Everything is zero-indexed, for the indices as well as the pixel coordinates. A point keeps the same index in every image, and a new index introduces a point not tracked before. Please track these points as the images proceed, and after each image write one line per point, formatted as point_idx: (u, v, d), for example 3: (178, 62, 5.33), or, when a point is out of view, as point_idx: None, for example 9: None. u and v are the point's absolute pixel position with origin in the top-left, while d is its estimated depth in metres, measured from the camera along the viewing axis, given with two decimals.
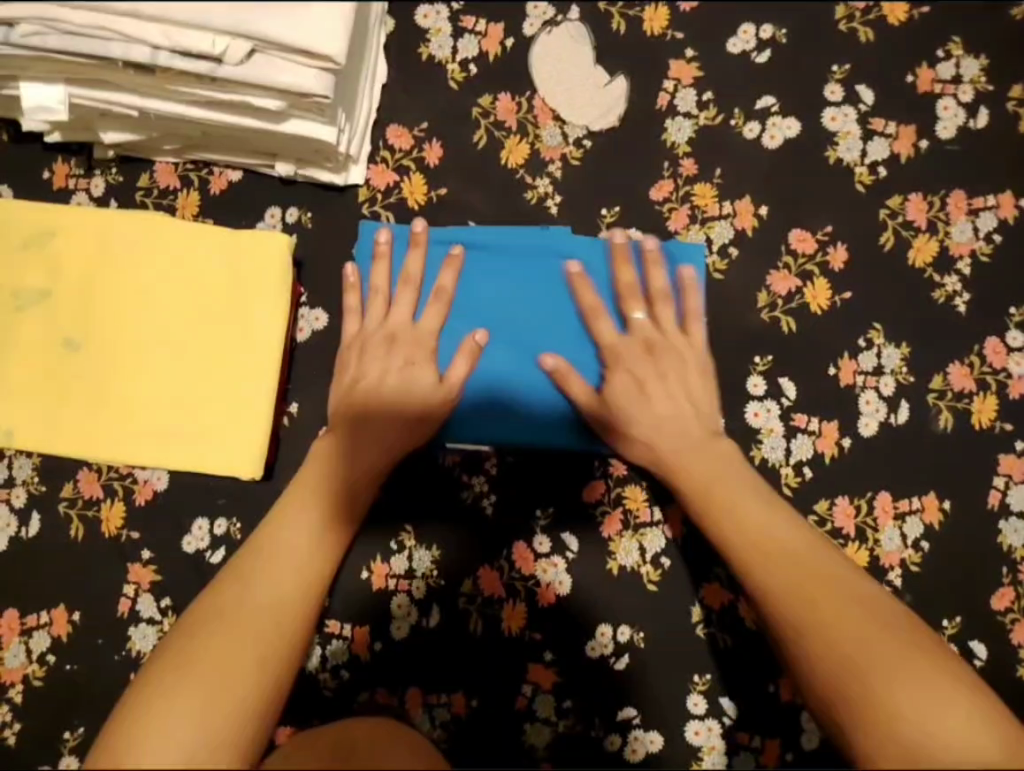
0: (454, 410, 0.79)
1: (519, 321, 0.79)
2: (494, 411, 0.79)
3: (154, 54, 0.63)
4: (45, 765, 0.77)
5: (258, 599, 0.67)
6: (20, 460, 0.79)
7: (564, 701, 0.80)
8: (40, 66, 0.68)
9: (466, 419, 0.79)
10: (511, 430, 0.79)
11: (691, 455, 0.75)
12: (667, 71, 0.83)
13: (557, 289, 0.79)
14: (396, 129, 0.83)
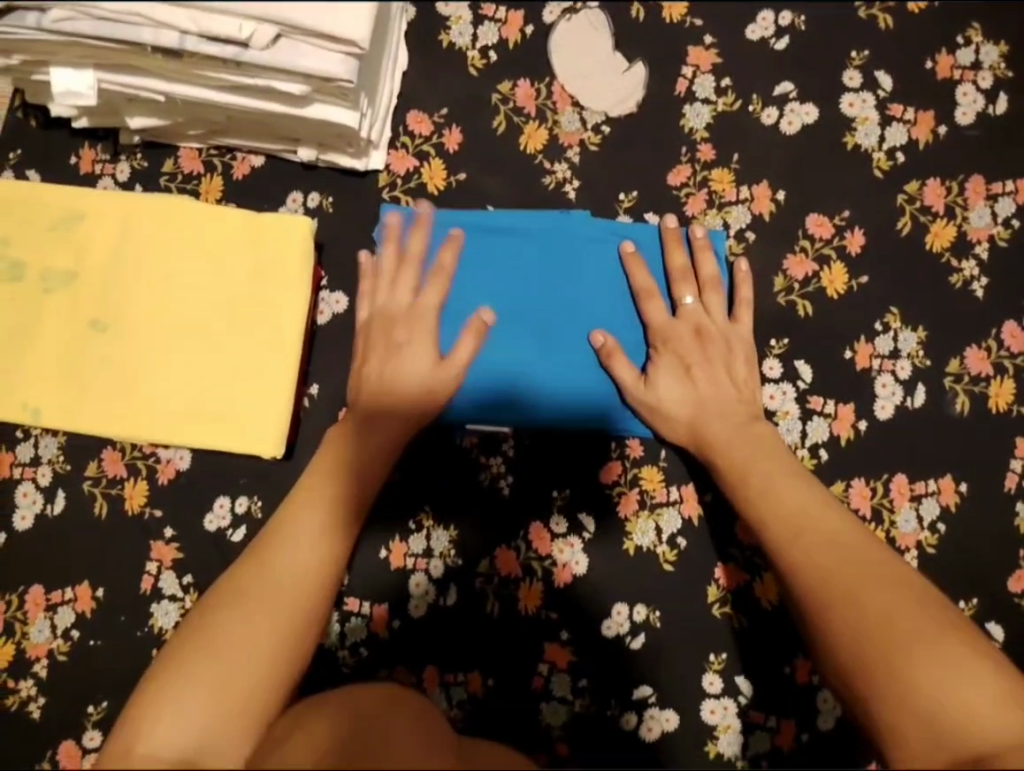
0: (473, 391, 0.80)
1: (540, 304, 0.80)
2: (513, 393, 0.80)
3: (182, 39, 0.64)
4: (69, 739, 0.79)
5: (275, 583, 0.68)
6: (46, 439, 0.81)
7: (580, 680, 0.81)
8: (70, 51, 0.69)
9: (485, 402, 0.80)
10: (530, 412, 0.80)
11: (716, 433, 0.76)
12: (686, 57, 0.84)
13: (577, 272, 0.80)
14: (416, 115, 0.84)
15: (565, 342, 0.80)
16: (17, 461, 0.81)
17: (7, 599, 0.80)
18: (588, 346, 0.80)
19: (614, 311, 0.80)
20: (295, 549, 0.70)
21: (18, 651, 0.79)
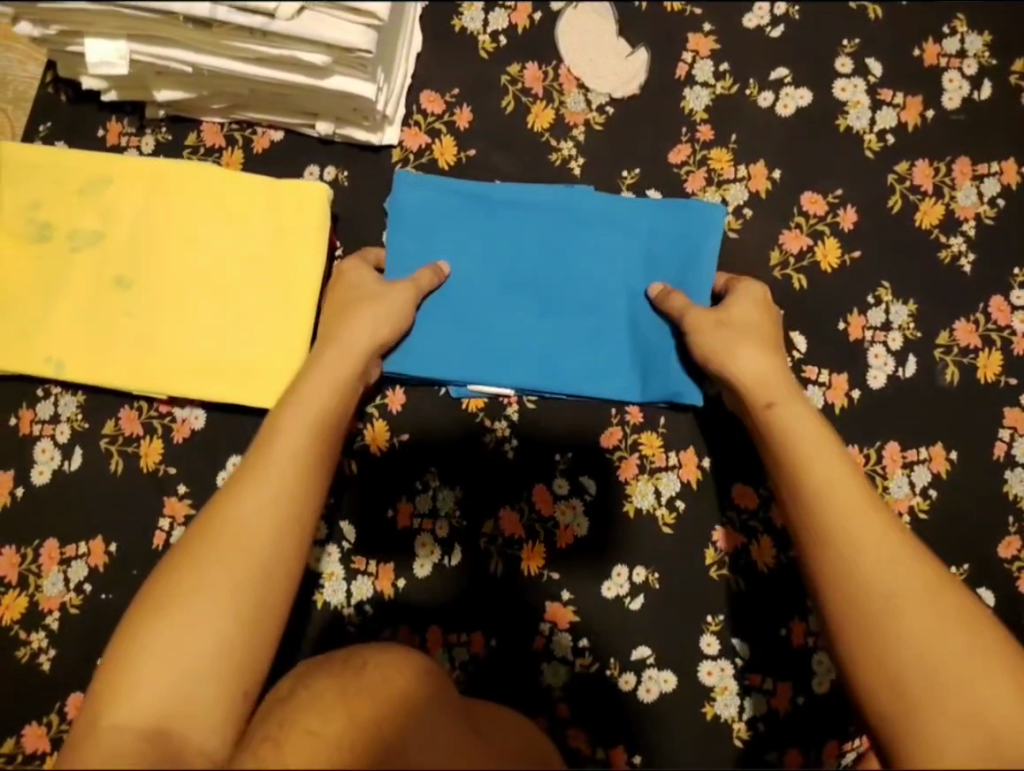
0: (480, 355, 0.81)
1: (546, 273, 0.83)
2: (519, 358, 0.82)
3: (212, 9, 0.67)
4: (77, 692, 0.79)
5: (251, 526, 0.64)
6: (65, 397, 0.83)
7: (581, 640, 0.83)
8: (104, 21, 0.72)
9: (491, 365, 0.81)
10: (536, 376, 0.81)
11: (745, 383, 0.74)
12: (686, 43, 0.88)
13: (582, 242, 0.83)
14: (429, 95, 0.88)
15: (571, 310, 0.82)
16: (37, 418, 0.83)
17: (22, 552, 0.81)
18: (594, 313, 0.82)
19: (610, 279, 0.83)
20: (255, 512, 0.64)
21: (31, 603, 0.80)
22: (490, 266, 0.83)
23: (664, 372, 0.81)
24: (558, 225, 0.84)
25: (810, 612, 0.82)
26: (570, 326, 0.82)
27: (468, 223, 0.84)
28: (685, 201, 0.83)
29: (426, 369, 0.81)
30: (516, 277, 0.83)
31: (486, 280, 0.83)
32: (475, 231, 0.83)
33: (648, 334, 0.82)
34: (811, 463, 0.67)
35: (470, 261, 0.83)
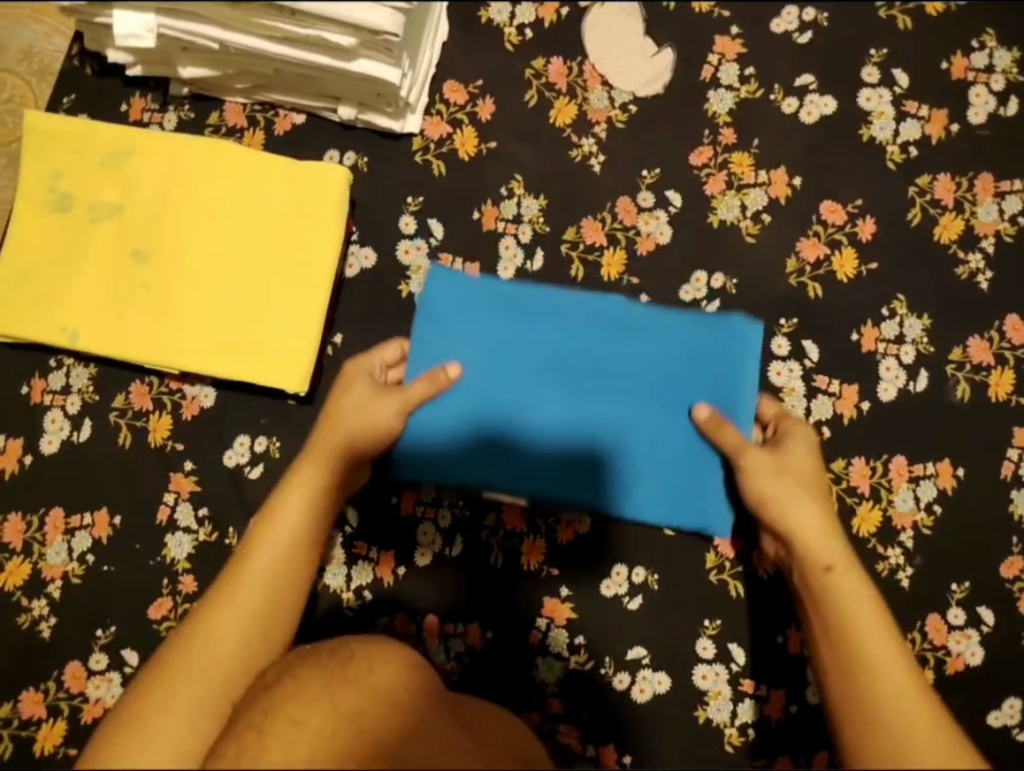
0: (496, 460, 0.80)
1: (569, 377, 0.81)
2: (535, 468, 0.80)
3: None
4: (75, 660, 0.80)
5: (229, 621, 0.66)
6: (77, 368, 0.84)
7: (577, 637, 0.83)
8: None
9: (506, 472, 0.80)
10: (551, 487, 0.80)
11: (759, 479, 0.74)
12: (712, 45, 0.87)
13: (607, 355, 0.81)
14: (452, 85, 0.88)
15: (590, 420, 0.81)
16: (48, 388, 0.84)
17: (27, 520, 0.82)
18: (615, 429, 0.81)
19: (656, 409, 0.81)
20: (248, 594, 0.67)
21: (33, 571, 0.81)
22: (515, 378, 0.81)
23: (700, 504, 0.80)
24: (592, 329, 0.82)
25: None
26: (597, 436, 0.81)
27: (495, 316, 0.82)
28: (714, 327, 0.81)
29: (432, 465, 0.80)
30: (542, 377, 0.81)
31: (510, 379, 0.81)
32: (502, 327, 0.82)
33: (685, 467, 0.80)
34: (846, 584, 0.66)
35: (496, 361, 0.82)
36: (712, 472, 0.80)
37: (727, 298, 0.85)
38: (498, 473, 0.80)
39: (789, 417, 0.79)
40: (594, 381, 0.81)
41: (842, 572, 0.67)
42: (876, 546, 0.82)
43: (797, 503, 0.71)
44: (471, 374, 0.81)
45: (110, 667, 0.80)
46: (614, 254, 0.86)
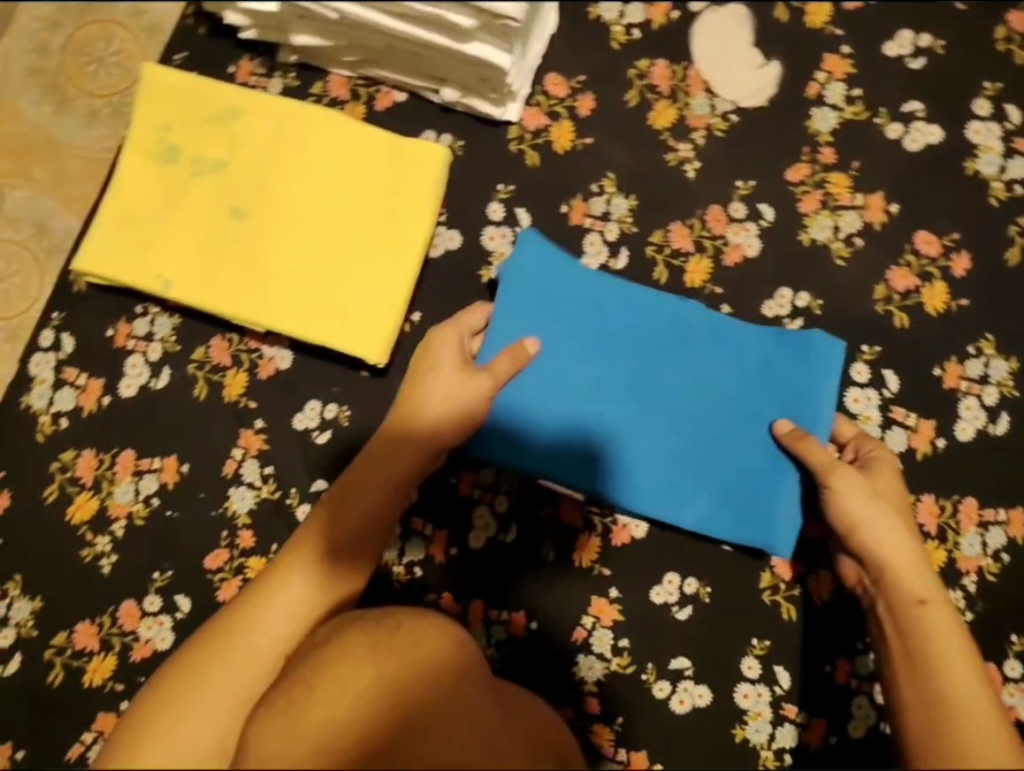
0: (560, 448, 0.80)
1: (644, 376, 0.81)
2: (598, 462, 0.80)
3: None
4: (131, 599, 0.82)
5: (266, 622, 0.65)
6: (161, 317, 0.85)
7: (621, 640, 0.83)
8: None
9: (568, 461, 0.80)
10: (613, 484, 0.80)
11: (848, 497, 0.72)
12: (822, 62, 0.86)
13: (686, 356, 0.81)
14: (554, 78, 0.87)
15: (660, 421, 0.80)
16: (132, 334, 0.85)
17: (100, 457, 0.84)
18: (685, 434, 0.80)
19: (733, 423, 0.80)
20: (295, 587, 0.67)
21: (100, 508, 0.83)
22: (592, 378, 0.81)
23: (769, 524, 0.79)
24: (671, 334, 0.82)
25: (858, 653, 0.81)
26: (670, 443, 0.80)
27: (575, 311, 0.82)
28: (799, 340, 0.81)
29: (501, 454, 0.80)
30: (617, 379, 0.81)
31: (586, 370, 0.81)
32: (583, 324, 0.82)
33: (752, 481, 0.80)
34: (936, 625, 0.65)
35: (572, 353, 0.81)
36: (781, 488, 0.79)
37: (810, 318, 0.84)
38: (560, 461, 0.80)
39: (868, 441, 0.78)
40: (670, 388, 0.81)
41: (936, 607, 0.66)
42: None
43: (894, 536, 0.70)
44: (545, 360, 0.81)
45: (163, 610, 0.82)
46: (699, 262, 0.85)
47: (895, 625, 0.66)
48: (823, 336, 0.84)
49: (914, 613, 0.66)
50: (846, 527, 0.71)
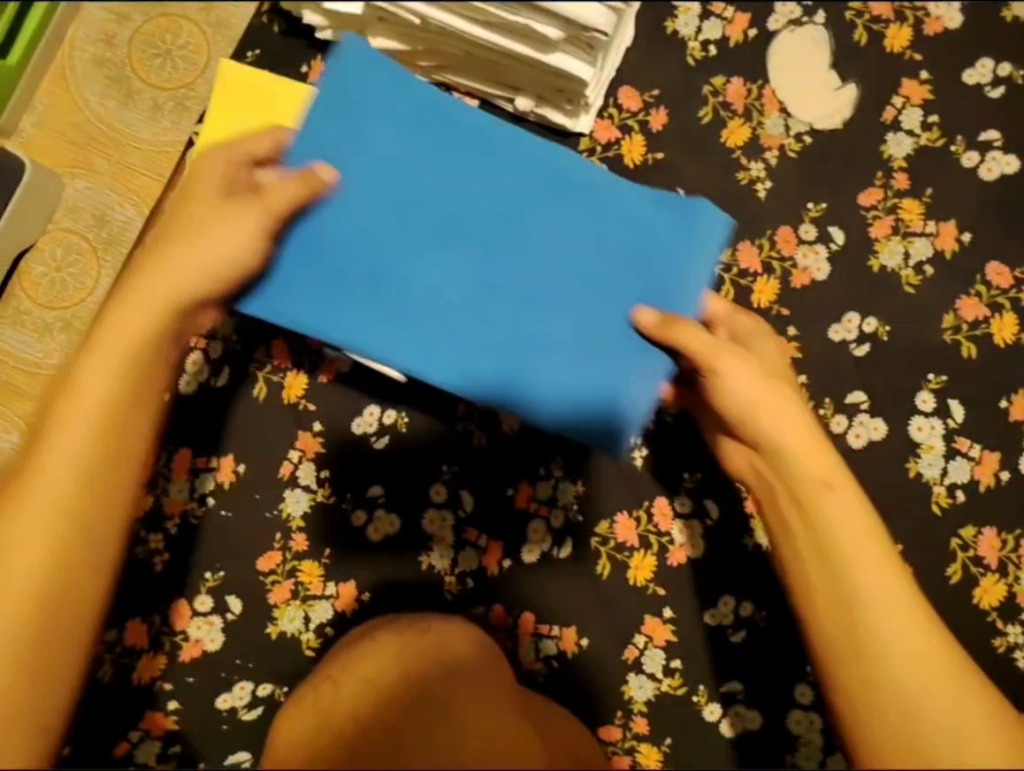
0: (287, 280, 0.70)
1: (546, 248, 0.73)
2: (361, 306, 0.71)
3: None
4: (181, 597, 0.82)
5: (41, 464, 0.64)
6: (224, 315, 0.85)
7: (673, 660, 0.83)
8: None
9: (305, 298, 0.70)
10: (388, 339, 0.70)
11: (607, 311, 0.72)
12: (899, 88, 0.86)
13: (591, 229, 0.73)
14: (627, 91, 0.87)
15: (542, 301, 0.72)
16: None
17: (157, 453, 0.83)
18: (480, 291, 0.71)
19: (547, 279, 0.72)
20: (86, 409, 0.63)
21: (155, 504, 0.83)
22: (435, 213, 0.72)
23: (562, 381, 0.71)
24: (578, 202, 0.73)
25: None
26: (497, 300, 0.71)
27: (483, 167, 0.73)
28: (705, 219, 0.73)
29: (290, 307, 0.70)
30: (454, 230, 0.72)
31: (460, 227, 0.72)
32: (406, 153, 0.72)
33: (608, 366, 0.71)
34: (857, 555, 0.61)
35: (447, 209, 0.72)
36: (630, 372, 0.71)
37: (877, 343, 0.83)
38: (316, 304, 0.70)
39: (737, 318, 0.76)
40: (511, 238, 0.72)
41: (839, 491, 0.64)
42: (997, 621, 0.79)
43: (790, 440, 0.66)
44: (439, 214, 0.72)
45: (214, 610, 0.82)
46: (766, 281, 0.85)
47: (815, 552, 0.63)
48: (890, 362, 0.83)
49: (819, 494, 0.64)
50: (744, 418, 0.68)
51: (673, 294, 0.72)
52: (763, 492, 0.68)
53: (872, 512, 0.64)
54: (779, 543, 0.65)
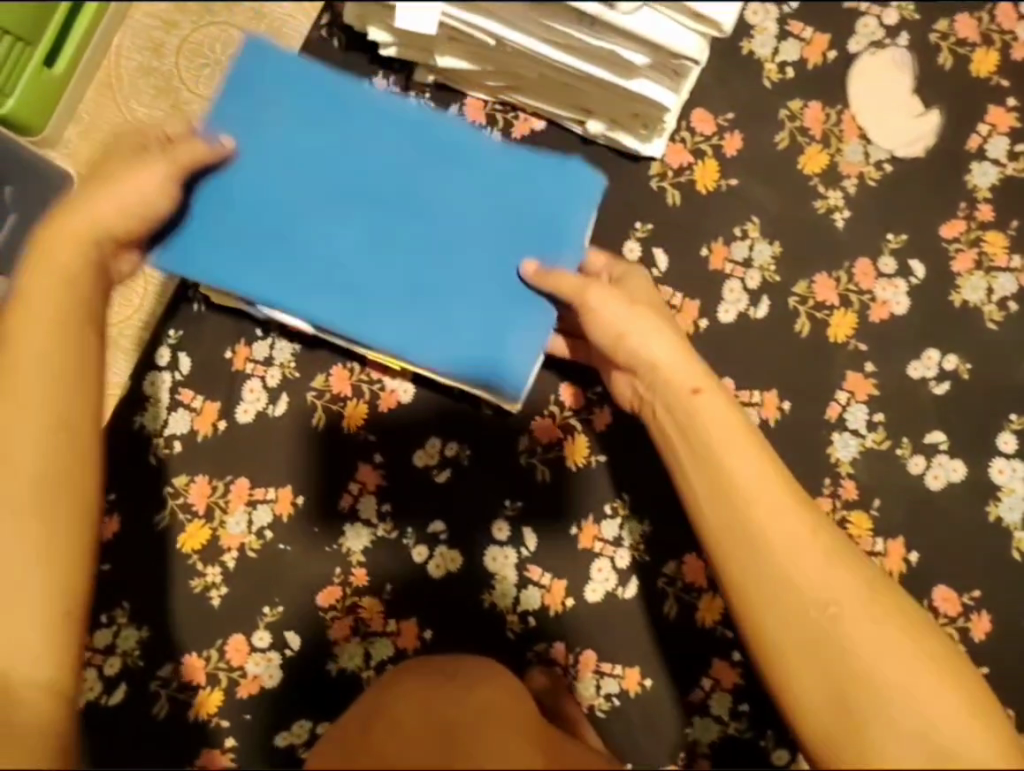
0: (223, 252, 0.66)
1: (411, 194, 0.68)
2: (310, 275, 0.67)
3: None
4: (239, 633, 0.80)
5: None
6: (281, 343, 0.83)
7: (741, 704, 0.81)
8: None
9: (245, 268, 0.67)
10: (269, 294, 0.67)
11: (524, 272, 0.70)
12: (985, 114, 0.82)
13: (443, 172, 0.69)
14: (700, 113, 0.84)
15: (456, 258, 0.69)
16: (251, 357, 0.83)
17: (213, 485, 0.81)
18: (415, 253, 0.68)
19: (447, 239, 0.68)
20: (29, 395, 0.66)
21: (212, 537, 0.81)
22: (342, 185, 0.68)
23: (447, 333, 0.68)
24: (415, 140, 0.68)
25: None
26: (390, 262, 0.68)
27: (299, 109, 0.68)
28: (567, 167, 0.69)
29: (212, 266, 0.67)
30: (335, 185, 0.68)
31: (321, 179, 0.68)
32: (328, 131, 0.67)
33: (484, 313, 0.69)
34: (763, 496, 0.59)
35: (323, 162, 0.68)
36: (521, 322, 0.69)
37: (958, 382, 0.81)
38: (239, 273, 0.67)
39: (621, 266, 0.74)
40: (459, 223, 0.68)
41: (708, 396, 0.63)
42: None
43: (685, 372, 0.65)
44: (267, 162, 0.67)
45: (272, 647, 0.80)
46: (843, 315, 0.82)
47: (714, 494, 0.60)
48: (971, 401, 0.81)
49: (695, 410, 0.63)
50: (613, 339, 0.67)
51: (566, 247, 0.69)
52: (644, 413, 0.68)
53: (743, 415, 0.64)
54: (689, 502, 0.62)
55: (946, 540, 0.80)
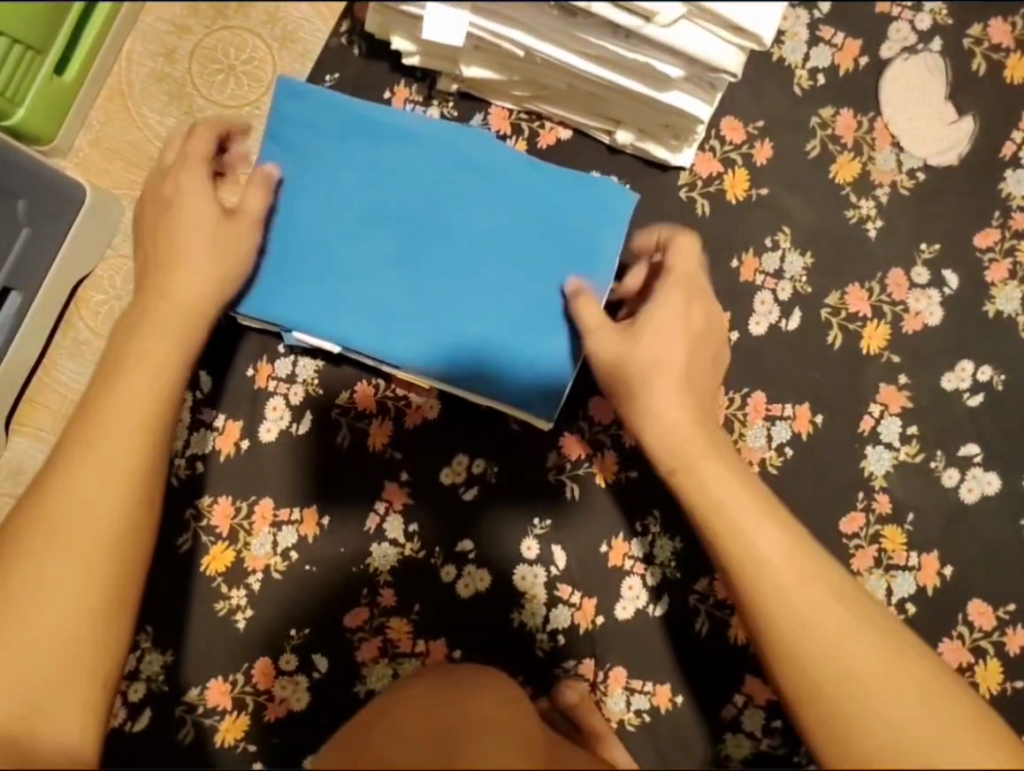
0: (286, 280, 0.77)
1: (447, 219, 0.77)
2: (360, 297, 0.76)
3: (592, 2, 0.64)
4: (264, 656, 0.79)
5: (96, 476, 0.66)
6: (304, 360, 0.81)
7: (774, 720, 0.80)
8: None
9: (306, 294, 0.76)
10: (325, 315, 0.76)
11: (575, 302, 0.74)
12: (1018, 121, 0.82)
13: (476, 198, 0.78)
14: (730, 122, 0.83)
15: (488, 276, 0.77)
16: (274, 374, 0.81)
17: (237, 505, 0.80)
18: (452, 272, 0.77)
19: (475, 252, 0.77)
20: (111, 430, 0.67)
21: (237, 559, 0.80)
22: (387, 215, 0.77)
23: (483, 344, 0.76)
24: (450, 171, 0.78)
25: None
26: (422, 281, 0.77)
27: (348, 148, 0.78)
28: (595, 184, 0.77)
29: (262, 301, 0.76)
30: (382, 215, 0.77)
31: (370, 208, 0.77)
32: (362, 171, 0.78)
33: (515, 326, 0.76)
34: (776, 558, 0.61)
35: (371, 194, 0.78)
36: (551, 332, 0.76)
37: (992, 394, 0.80)
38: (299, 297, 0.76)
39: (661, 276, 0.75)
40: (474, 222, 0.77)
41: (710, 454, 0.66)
42: None
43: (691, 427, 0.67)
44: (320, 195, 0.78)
45: (299, 669, 0.79)
46: (876, 326, 0.81)
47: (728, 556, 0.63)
48: (1006, 412, 0.80)
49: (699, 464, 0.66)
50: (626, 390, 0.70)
51: (598, 257, 0.76)
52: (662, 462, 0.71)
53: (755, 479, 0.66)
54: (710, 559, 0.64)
55: (982, 553, 0.79)
